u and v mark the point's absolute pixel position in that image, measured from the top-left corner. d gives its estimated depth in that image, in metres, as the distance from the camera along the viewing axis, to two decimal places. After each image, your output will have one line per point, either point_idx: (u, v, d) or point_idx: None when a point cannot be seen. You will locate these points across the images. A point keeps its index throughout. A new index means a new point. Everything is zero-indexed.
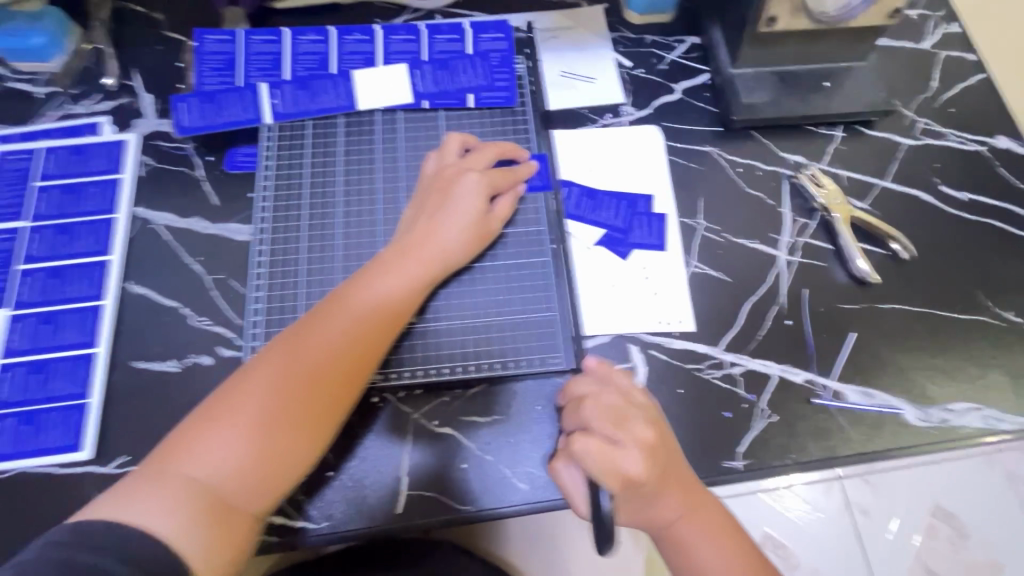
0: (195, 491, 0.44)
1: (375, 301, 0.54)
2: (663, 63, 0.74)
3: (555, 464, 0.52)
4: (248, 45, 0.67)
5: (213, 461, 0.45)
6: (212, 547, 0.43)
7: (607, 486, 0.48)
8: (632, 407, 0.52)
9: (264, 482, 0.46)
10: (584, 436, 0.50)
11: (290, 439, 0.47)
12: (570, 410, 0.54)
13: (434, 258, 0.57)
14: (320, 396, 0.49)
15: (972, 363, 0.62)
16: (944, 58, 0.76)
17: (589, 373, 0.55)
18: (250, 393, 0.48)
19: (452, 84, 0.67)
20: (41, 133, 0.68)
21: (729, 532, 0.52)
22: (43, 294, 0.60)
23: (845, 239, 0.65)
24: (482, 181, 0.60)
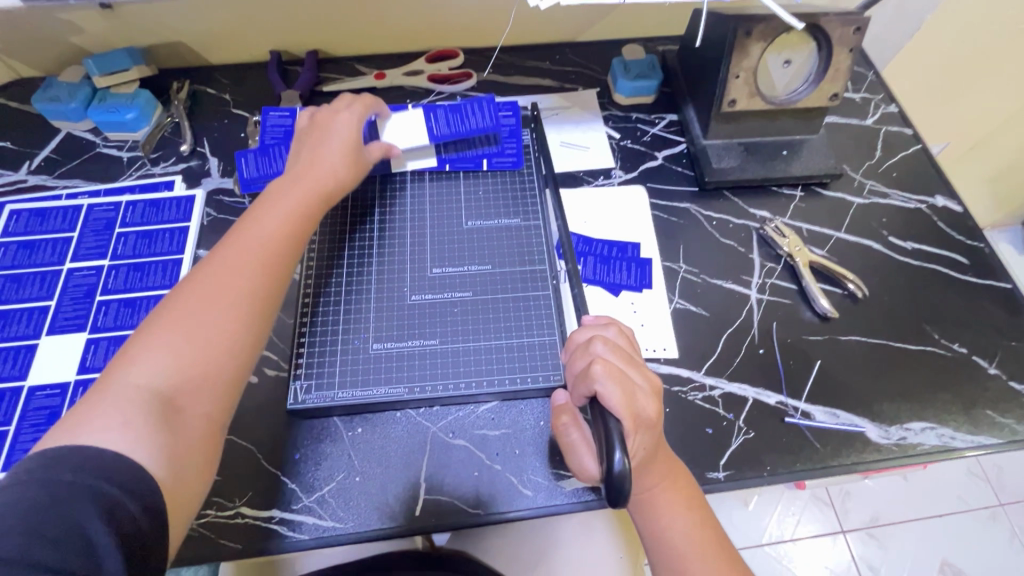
0: (141, 398, 0.47)
1: (273, 225, 0.60)
2: (647, 136, 0.88)
3: (562, 418, 0.58)
4: (302, 119, 0.81)
5: (152, 370, 0.49)
6: (169, 451, 0.46)
7: (623, 414, 0.50)
8: (638, 356, 0.57)
9: (208, 386, 0.51)
10: (604, 362, 0.53)
11: (220, 346, 0.52)
12: (578, 352, 0.58)
13: (315, 181, 0.65)
14: (248, 303, 0.54)
15: (925, 387, 0.70)
16: (885, 132, 0.90)
17: (598, 324, 0.60)
18: (181, 313, 0.52)
19: (469, 149, 0.79)
20: (124, 188, 0.81)
21: (697, 502, 0.55)
22: (117, 321, 0.70)
23: (806, 281, 0.75)
24: (355, 115, 0.70)
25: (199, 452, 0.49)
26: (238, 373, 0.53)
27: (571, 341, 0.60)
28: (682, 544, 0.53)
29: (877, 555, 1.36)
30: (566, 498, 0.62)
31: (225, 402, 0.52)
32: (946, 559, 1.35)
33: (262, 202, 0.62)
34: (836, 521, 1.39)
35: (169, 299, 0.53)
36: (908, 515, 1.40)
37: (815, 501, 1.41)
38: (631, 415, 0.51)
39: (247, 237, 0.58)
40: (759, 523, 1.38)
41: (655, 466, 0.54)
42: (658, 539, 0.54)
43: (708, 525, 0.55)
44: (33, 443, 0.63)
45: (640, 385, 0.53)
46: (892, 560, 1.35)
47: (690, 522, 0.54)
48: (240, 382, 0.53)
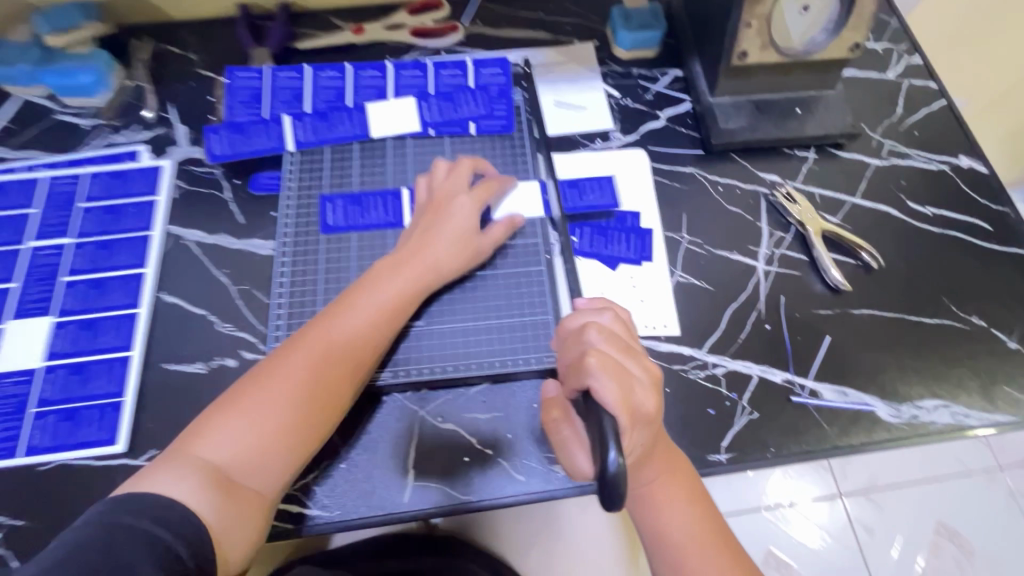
0: (212, 461, 0.52)
1: (381, 300, 0.60)
2: (649, 93, 0.81)
3: (553, 414, 0.53)
4: (272, 80, 0.74)
5: (228, 443, 0.52)
6: (225, 518, 0.50)
7: (621, 409, 0.45)
8: (634, 343, 0.53)
9: (270, 459, 0.54)
10: (599, 353, 0.49)
11: (286, 423, 0.54)
12: (570, 340, 0.53)
13: (426, 269, 0.62)
14: (321, 391, 0.56)
15: (941, 362, 0.66)
16: (907, 86, 0.83)
17: (591, 310, 0.55)
18: (263, 390, 0.55)
19: (455, 114, 0.74)
20: (86, 159, 0.75)
21: (697, 494, 0.53)
22: (85, 303, 0.66)
23: (818, 251, 0.70)
24: (470, 203, 0.65)
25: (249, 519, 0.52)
26: (298, 458, 0.55)
27: (564, 328, 0.55)
28: (682, 537, 0.51)
29: (879, 519, 1.36)
30: (560, 483, 0.59)
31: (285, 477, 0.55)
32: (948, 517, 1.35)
33: (372, 275, 0.62)
34: (834, 486, 1.39)
35: (260, 372, 0.56)
36: (907, 479, 1.40)
37: (814, 467, 1.41)
38: (629, 408, 0.47)
39: (339, 318, 0.59)
40: (757, 489, 1.38)
41: (653, 459, 0.51)
42: (656, 533, 0.51)
43: (708, 516, 0.52)
44: (3, 433, 0.60)
45: (637, 376, 0.49)
46: (889, 523, 1.36)
47: (689, 514, 0.51)
48: (302, 462, 0.55)
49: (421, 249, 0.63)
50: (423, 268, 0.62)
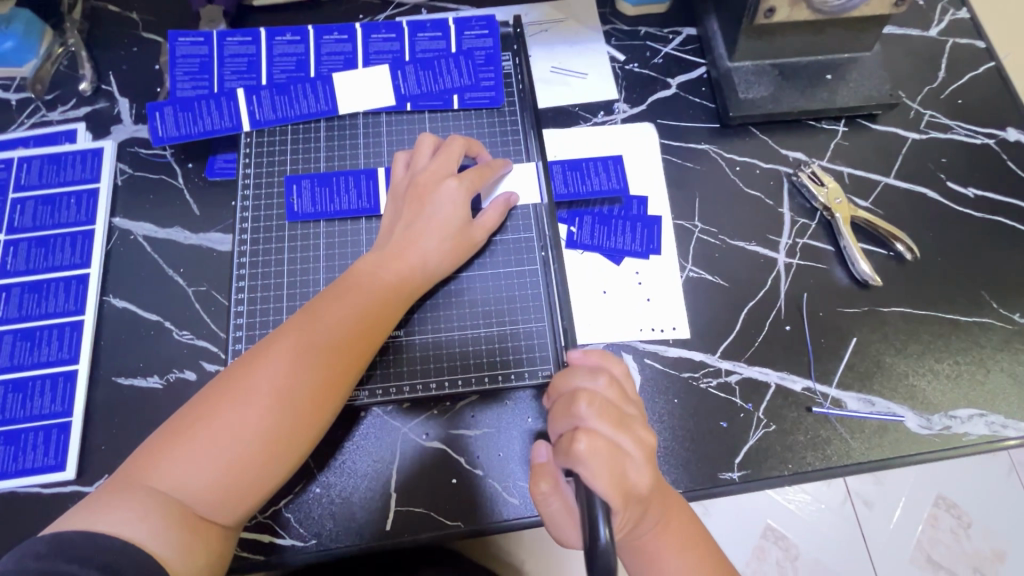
0: (169, 496, 0.42)
1: (365, 301, 0.52)
2: (658, 57, 0.71)
3: (542, 487, 0.45)
4: (221, 47, 0.64)
5: (189, 471, 0.43)
6: (186, 561, 0.41)
7: (609, 496, 0.42)
8: (630, 411, 0.47)
9: (240, 490, 0.44)
10: (589, 436, 0.43)
11: (261, 445, 0.45)
12: (559, 409, 0.47)
13: (415, 267, 0.54)
14: (300, 407, 0.47)
15: (977, 367, 0.60)
16: (951, 46, 0.72)
17: (586, 368, 0.49)
18: (229, 404, 0.45)
19: (436, 85, 0.64)
20: (16, 142, 0.66)
21: (699, 542, 0.48)
22: (22, 310, 0.59)
23: (846, 241, 0.62)
24: (462, 186, 0.56)
25: (212, 558, 0.43)
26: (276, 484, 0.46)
27: (555, 389, 0.49)
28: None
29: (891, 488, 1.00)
30: None
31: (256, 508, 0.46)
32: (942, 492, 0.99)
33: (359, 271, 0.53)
34: None
35: (221, 384, 0.46)
36: None
37: None
38: (618, 494, 0.42)
39: (319, 320, 0.50)
40: None
41: (651, 511, 0.47)
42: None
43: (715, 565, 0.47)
44: None
45: (631, 454, 0.44)
46: None
47: (692, 565, 0.47)
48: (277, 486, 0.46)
49: (409, 243, 0.55)
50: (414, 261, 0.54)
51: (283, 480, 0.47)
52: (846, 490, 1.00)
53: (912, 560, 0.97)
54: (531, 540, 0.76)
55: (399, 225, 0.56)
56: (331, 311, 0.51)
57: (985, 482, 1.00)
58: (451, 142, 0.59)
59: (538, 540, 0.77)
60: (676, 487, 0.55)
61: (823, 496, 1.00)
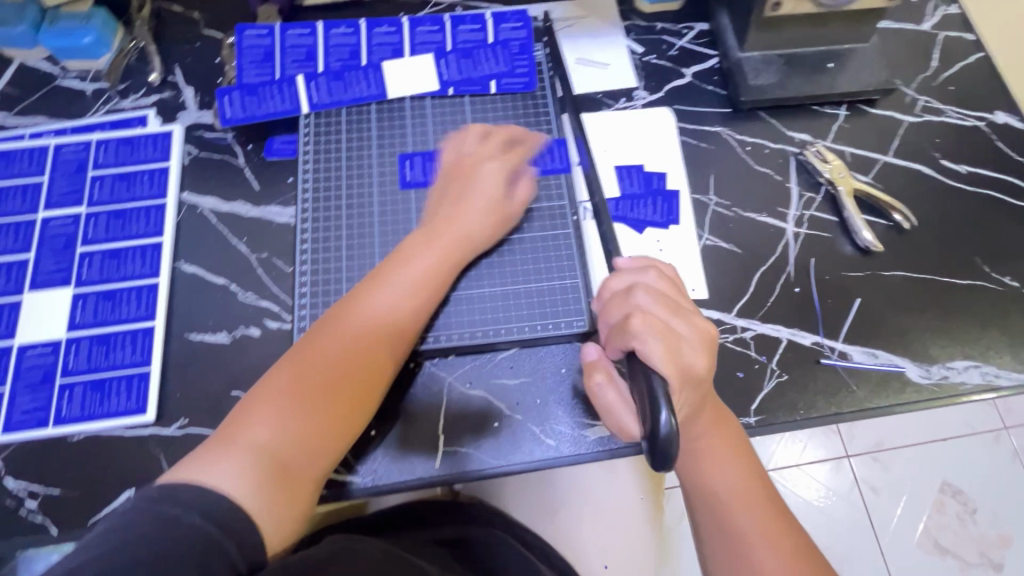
0: (260, 455, 0.48)
1: (410, 283, 0.58)
2: (673, 49, 0.77)
3: (597, 378, 0.53)
4: (282, 38, 0.71)
5: (274, 429, 0.49)
6: (280, 511, 0.47)
7: (670, 369, 0.47)
8: (683, 301, 0.53)
9: (319, 445, 0.51)
10: (645, 319, 0.49)
11: (336, 406, 0.52)
12: (615, 303, 0.53)
13: (464, 241, 0.61)
14: (363, 368, 0.53)
15: (971, 323, 0.65)
16: (943, 38, 0.79)
17: (636, 270, 0.55)
18: (301, 373, 0.52)
19: (475, 72, 0.71)
20: (92, 126, 0.72)
21: (742, 450, 0.53)
22: (103, 274, 0.65)
23: (849, 212, 0.69)
24: (501, 168, 0.64)
25: (302, 507, 0.49)
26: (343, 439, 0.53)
27: (604, 289, 0.55)
28: (725, 493, 0.51)
29: (897, 481, 1.12)
30: (589, 447, 0.59)
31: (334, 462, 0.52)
32: (945, 479, 1.11)
33: (410, 249, 0.60)
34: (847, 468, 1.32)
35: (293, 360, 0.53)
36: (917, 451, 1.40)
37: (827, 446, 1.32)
38: (676, 369, 0.48)
39: (376, 293, 0.56)
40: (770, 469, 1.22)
41: (701, 417, 0.52)
42: (700, 480, 0.52)
43: (754, 474, 0.53)
44: (32, 404, 0.60)
45: (685, 337, 0.50)
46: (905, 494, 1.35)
47: (733, 471, 0.52)
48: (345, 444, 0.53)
49: (451, 221, 0.61)
50: (461, 236, 0.61)
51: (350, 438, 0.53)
52: (854, 478, 1.12)
53: (920, 545, 1.08)
54: None
55: (442, 204, 0.63)
56: (379, 291, 0.57)
57: (979, 463, 1.13)
58: (495, 130, 0.67)
59: None
60: None
61: (836, 486, 1.11)
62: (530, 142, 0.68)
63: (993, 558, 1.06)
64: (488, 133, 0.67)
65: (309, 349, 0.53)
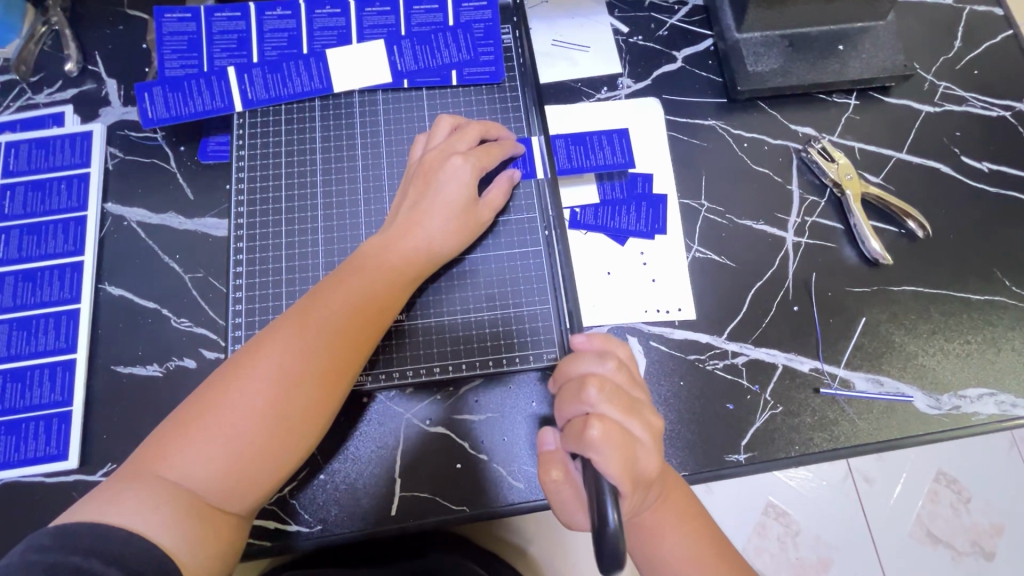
0: (179, 493, 0.41)
1: (359, 296, 0.50)
2: (663, 29, 0.68)
3: (553, 475, 0.46)
4: (210, 23, 0.62)
5: (195, 464, 0.42)
6: (199, 553, 0.41)
7: (622, 481, 0.42)
8: (638, 395, 0.47)
9: (249, 484, 0.44)
10: (602, 422, 0.43)
11: (272, 439, 0.45)
12: (567, 395, 0.47)
13: (420, 250, 0.53)
14: (305, 396, 0.46)
15: (987, 345, 0.59)
16: (968, 14, 0.70)
17: (592, 354, 0.48)
18: (232, 393, 0.45)
19: (433, 60, 0.62)
20: (2, 126, 0.64)
21: (690, 514, 0.49)
22: (17, 299, 0.58)
23: (856, 219, 0.61)
24: (468, 163, 0.55)
25: (225, 550, 0.43)
26: (279, 476, 0.46)
27: (562, 373, 0.49)
28: (677, 565, 0.47)
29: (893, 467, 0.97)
30: None
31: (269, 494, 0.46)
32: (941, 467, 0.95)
33: (364, 258, 0.52)
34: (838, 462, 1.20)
35: (221, 375, 0.46)
36: None
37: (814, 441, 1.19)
38: (629, 480, 0.42)
39: (321, 308, 0.49)
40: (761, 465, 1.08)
41: (653, 493, 0.47)
42: (651, 557, 0.48)
43: (706, 535, 0.49)
44: None
45: (640, 440, 0.44)
46: None
47: (684, 539, 0.48)
48: (282, 480, 0.46)
49: (413, 224, 0.54)
50: (417, 243, 0.53)
51: (289, 473, 0.47)
52: (848, 468, 0.96)
53: (911, 534, 0.93)
54: (536, 523, 0.77)
55: (401, 208, 0.55)
56: (323, 304, 0.49)
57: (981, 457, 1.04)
58: (467, 125, 0.58)
59: (543, 524, 0.77)
60: (681, 470, 0.55)
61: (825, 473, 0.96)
62: (506, 139, 0.59)
63: (987, 548, 0.92)
64: (461, 126, 0.58)
65: (241, 370, 0.46)
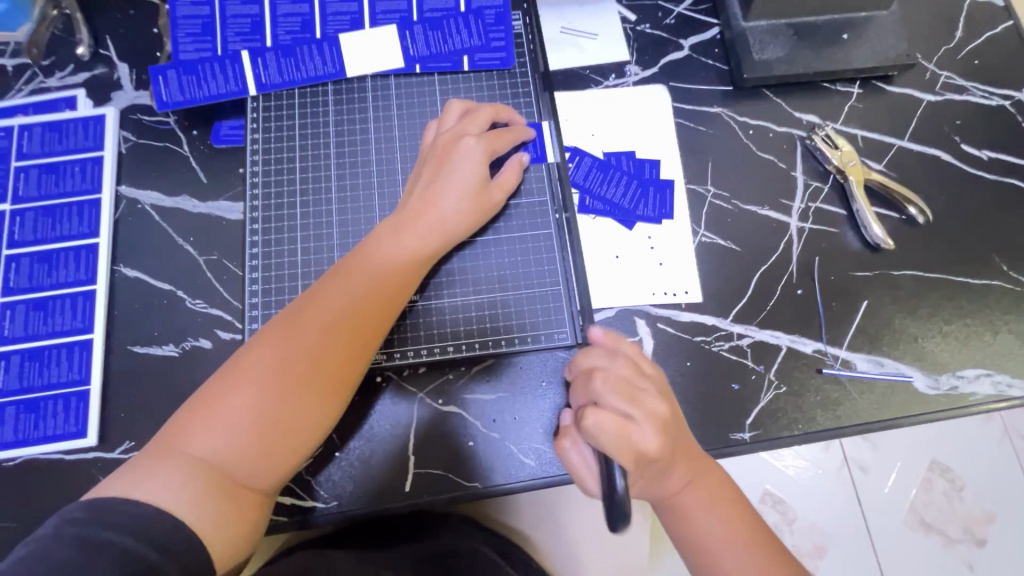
0: (206, 469, 0.42)
1: (375, 277, 0.51)
2: (670, 17, 0.69)
3: (565, 443, 0.51)
4: (223, 7, 0.62)
5: (220, 440, 0.43)
6: (228, 527, 0.42)
7: (618, 462, 0.44)
8: (645, 385, 0.48)
9: (272, 459, 0.45)
10: (597, 408, 0.46)
11: (295, 414, 0.46)
12: (579, 384, 0.50)
13: (434, 231, 0.54)
14: (325, 373, 0.47)
15: (985, 328, 0.60)
16: (970, 4, 0.71)
17: (603, 348, 0.51)
18: (252, 371, 0.46)
19: (445, 46, 0.63)
20: (15, 109, 0.64)
21: (725, 496, 0.50)
22: (32, 280, 0.58)
23: (859, 205, 0.62)
24: (480, 146, 0.56)
25: (250, 524, 0.44)
26: (302, 451, 0.47)
27: (574, 367, 0.52)
28: (715, 545, 0.49)
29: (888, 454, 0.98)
30: None
31: (292, 470, 0.47)
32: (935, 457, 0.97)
33: (379, 239, 0.53)
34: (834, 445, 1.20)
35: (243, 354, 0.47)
36: None
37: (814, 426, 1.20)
38: (625, 465, 0.44)
39: (338, 288, 0.50)
40: None
41: (683, 472, 0.49)
42: (687, 538, 0.50)
43: (740, 519, 0.50)
44: None
45: (640, 427, 0.45)
46: None
47: (721, 520, 0.49)
48: (304, 456, 0.47)
49: (428, 206, 0.54)
50: (432, 224, 0.54)
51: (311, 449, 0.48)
52: (843, 456, 0.98)
53: (905, 522, 0.95)
54: (542, 505, 0.78)
55: (414, 190, 0.56)
56: (341, 284, 0.50)
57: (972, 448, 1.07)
58: (478, 109, 0.59)
59: (548, 505, 0.79)
60: None
61: (821, 461, 0.97)
62: (516, 124, 0.60)
63: (979, 534, 0.94)
64: (472, 109, 0.59)
65: (262, 349, 0.47)
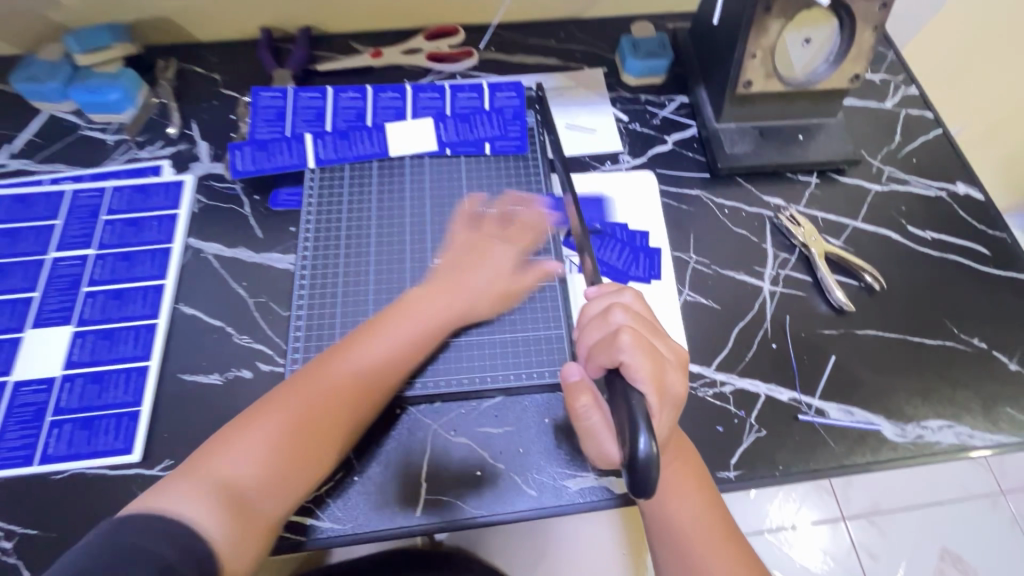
0: (223, 491, 0.49)
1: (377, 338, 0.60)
2: (656, 119, 0.84)
3: (583, 400, 0.53)
4: (296, 99, 0.77)
5: (237, 468, 0.51)
6: (235, 543, 0.48)
7: (649, 391, 0.50)
8: (659, 326, 0.57)
9: (280, 484, 0.52)
10: (631, 333, 0.53)
11: (300, 444, 0.53)
12: (595, 321, 0.57)
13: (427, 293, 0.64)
14: (329, 411, 0.55)
15: (943, 383, 0.67)
16: (904, 115, 0.86)
17: (613, 290, 0.59)
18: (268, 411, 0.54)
19: (471, 134, 0.77)
20: (110, 173, 0.77)
21: (700, 481, 0.57)
22: (104, 313, 0.67)
23: (822, 273, 0.72)
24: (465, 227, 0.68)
25: (258, 543, 0.49)
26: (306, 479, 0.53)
27: (584, 314, 0.58)
28: (686, 524, 0.55)
29: None
30: (571, 498, 0.60)
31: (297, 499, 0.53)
32: None
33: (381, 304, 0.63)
34: (836, 508, 1.20)
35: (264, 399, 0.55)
36: (913, 500, 1.21)
37: (816, 489, 1.21)
38: (659, 389, 0.51)
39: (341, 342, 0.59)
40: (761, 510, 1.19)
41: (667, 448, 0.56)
42: (661, 520, 0.56)
43: (710, 505, 0.56)
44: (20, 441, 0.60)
45: (670, 359, 0.54)
46: (892, 547, 1.17)
47: (692, 506, 0.56)
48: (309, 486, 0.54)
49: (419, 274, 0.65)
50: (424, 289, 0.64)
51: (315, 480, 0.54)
52: None
53: None
54: None
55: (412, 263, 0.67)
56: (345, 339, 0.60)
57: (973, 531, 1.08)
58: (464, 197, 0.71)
59: None
60: None
61: None
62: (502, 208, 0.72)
63: None
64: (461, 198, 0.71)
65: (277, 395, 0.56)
